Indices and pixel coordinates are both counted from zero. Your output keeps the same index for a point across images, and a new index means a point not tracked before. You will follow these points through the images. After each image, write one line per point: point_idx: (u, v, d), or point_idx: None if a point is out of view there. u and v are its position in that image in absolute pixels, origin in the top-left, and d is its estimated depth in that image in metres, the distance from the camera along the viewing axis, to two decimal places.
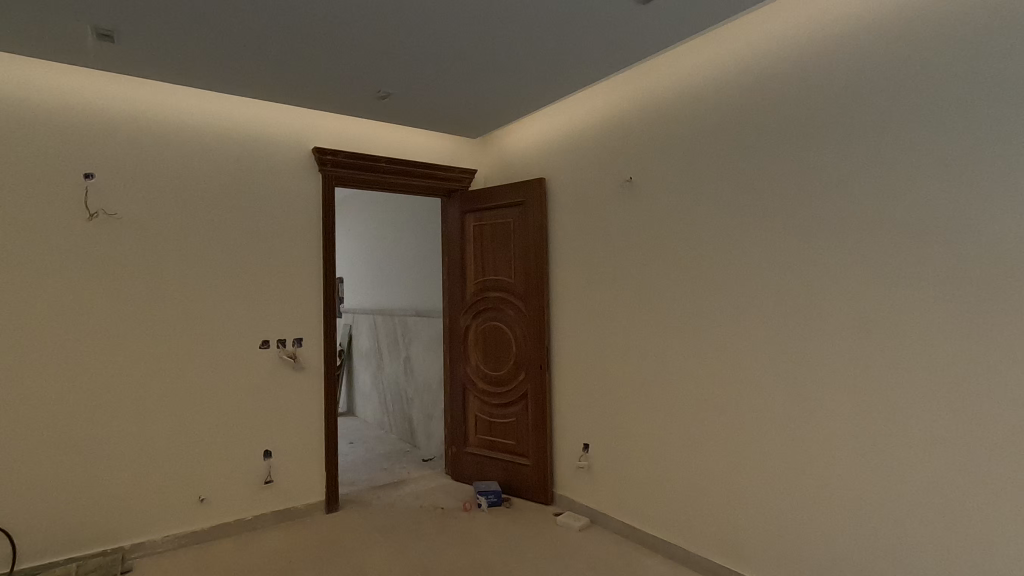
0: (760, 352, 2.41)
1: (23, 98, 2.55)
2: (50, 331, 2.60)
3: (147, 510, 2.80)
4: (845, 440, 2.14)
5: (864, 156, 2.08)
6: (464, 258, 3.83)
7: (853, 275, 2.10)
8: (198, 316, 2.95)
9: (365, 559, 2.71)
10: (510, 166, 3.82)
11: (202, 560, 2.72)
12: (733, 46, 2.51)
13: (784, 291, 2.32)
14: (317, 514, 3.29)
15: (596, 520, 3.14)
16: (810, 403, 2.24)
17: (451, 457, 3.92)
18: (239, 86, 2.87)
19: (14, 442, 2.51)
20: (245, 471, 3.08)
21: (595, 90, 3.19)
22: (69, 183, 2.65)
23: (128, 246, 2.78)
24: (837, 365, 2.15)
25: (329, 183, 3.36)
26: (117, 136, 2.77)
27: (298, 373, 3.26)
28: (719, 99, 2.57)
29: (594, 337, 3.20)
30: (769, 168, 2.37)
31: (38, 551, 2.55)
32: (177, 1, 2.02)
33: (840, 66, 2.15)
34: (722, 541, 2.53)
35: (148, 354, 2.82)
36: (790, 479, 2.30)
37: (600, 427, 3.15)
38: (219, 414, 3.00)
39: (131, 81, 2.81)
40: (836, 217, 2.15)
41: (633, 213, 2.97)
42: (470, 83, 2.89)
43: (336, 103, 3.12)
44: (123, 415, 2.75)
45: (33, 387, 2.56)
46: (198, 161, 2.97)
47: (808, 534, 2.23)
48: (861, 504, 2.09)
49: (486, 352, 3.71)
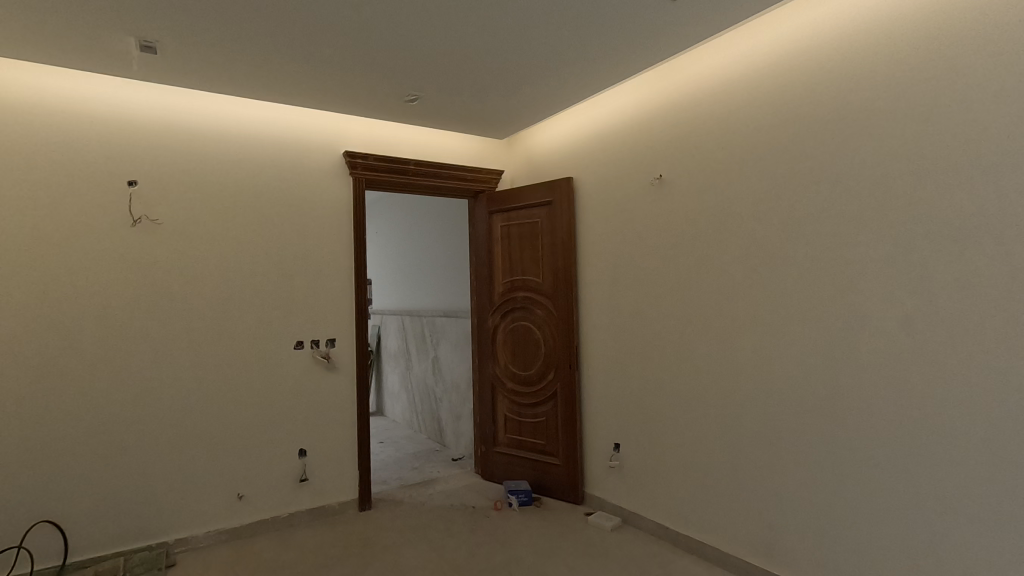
0: (796, 349, 2.34)
1: (70, 109, 2.66)
2: (98, 333, 2.70)
3: (189, 507, 2.88)
4: (885, 441, 2.06)
5: (901, 148, 2.01)
6: (492, 258, 3.85)
7: (891, 270, 2.04)
8: (235, 317, 3.03)
9: (396, 558, 2.72)
10: (538, 166, 3.83)
11: (241, 556, 2.79)
12: (760, 42, 2.48)
13: (821, 288, 2.25)
14: (350, 511, 3.34)
15: (627, 520, 3.12)
16: (850, 402, 2.16)
17: (481, 457, 3.94)
18: (271, 92, 2.94)
19: (65, 440, 2.62)
20: (282, 469, 3.15)
21: (623, 88, 3.16)
22: (114, 191, 2.75)
23: (170, 250, 2.87)
24: (874, 363, 2.09)
25: (358, 186, 3.42)
26: (159, 143, 2.87)
27: (331, 373, 3.31)
28: (751, 94, 2.51)
29: (624, 336, 3.17)
30: (806, 160, 2.30)
31: (89, 546, 2.66)
32: (204, 8, 2.07)
33: (880, 55, 2.07)
34: (758, 542, 2.47)
35: (187, 353, 2.90)
36: (826, 479, 2.24)
37: (631, 426, 3.12)
38: (256, 412, 3.07)
39: (171, 91, 2.90)
40: (877, 209, 2.08)
41: (661, 212, 2.94)
42: (497, 83, 2.90)
43: (365, 105, 3.17)
44: (166, 413, 2.84)
45: (83, 386, 2.66)
46: (234, 166, 3.06)
47: (847, 535, 2.16)
48: (907, 505, 2.00)
49: (514, 351, 3.72)
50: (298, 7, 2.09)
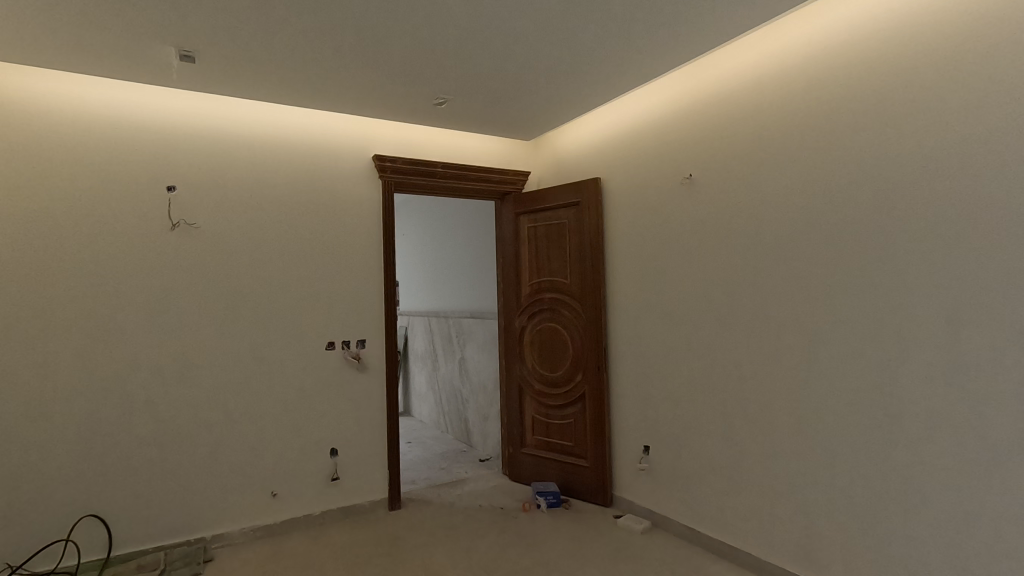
0: (833, 351, 2.26)
1: (113, 117, 2.76)
2: (139, 333, 2.80)
3: (226, 504, 2.96)
4: (927, 447, 1.99)
5: (942, 143, 1.94)
6: (519, 259, 3.85)
7: (931, 269, 1.97)
8: (267, 318, 3.10)
9: (424, 558, 2.74)
10: (566, 168, 3.82)
11: (274, 553, 2.84)
12: (791, 38, 2.42)
13: (860, 287, 2.17)
14: (380, 511, 3.38)
15: (657, 524, 3.08)
16: (892, 407, 2.08)
17: (509, 458, 3.94)
18: (301, 97, 2.99)
19: (109, 437, 2.72)
20: (314, 468, 3.20)
21: (651, 88, 3.13)
22: (155, 196, 2.85)
23: (207, 253, 2.96)
24: (915, 366, 2.01)
25: (388, 190, 3.47)
26: (196, 149, 2.95)
27: (361, 373, 3.36)
28: (783, 91, 2.45)
29: (654, 337, 3.13)
30: (843, 157, 2.22)
31: (131, 541, 2.75)
32: (233, 16, 2.11)
33: (920, 47, 2.00)
34: (794, 548, 2.40)
35: (222, 353, 2.98)
36: (864, 484, 2.17)
37: (660, 428, 3.09)
38: (289, 412, 3.14)
39: (207, 99, 2.98)
40: (921, 205, 1.99)
41: (690, 212, 2.90)
42: (523, 85, 2.90)
43: (392, 109, 3.20)
44: (203, 411, 2.92)
45: (126, 384, 2.76)
46: (268, 172, 3.13)
47: (886, 543, 2.09)
48: (955, 513, 1.91)
49: (542, 352, 3.71)
50: (321, 11, 2.10)
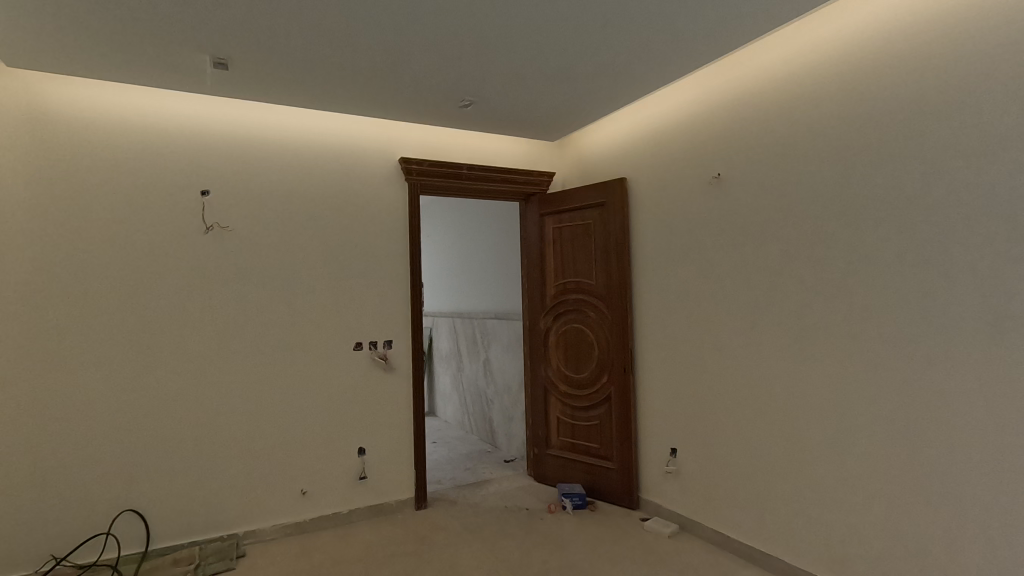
0: (869, 353, 2.18)
1: (151, 124, 2.85)
2: (173, 334, 2.88)
3: (257, 501, 3.02)
4: (969, 453, 1.90)
5: (984, 137, 1.85)
6: (544, 260, 3.84)
7: (971, 268, 1.88)
8: (297, 319, 3.16)
9: (447, 559, 2.74)
10: (591, 167, 3.80)
11: (303, 550, 2.89)
12: (819, 34, 2.36)
13: (896, 286, 2.08)
14: (406, 510, 3.41)
15: (685, 527, 3.03)
16: (931, 410, 1.99)
17: (534, 459, 3.93)
18: (328, 101, 3.05)
19: (147, 434, 2.81)
20: (342, 467, 3.25)
21: (676, 87, 3.10)
22: (190, 201, 2.94)
23: (238, 255, 3.03)
24: (956, 368, 1.92)
25: (413, 192, 3.50)
26: (227, 153, 3.03)
27: (388, 373, 3.39)
28: (812, 88, 2.39)
29: (681, 338, 3.08)
30: (877, 155, 2.15)
31: (168, 535, 2.83)
32: (257, 22, 2.15)
33: (958, 37, 1.92)
34: (828, 556, 2.31)
35: (253, 353, 3.05)
36: (900, 490, 2.09)
37: (688, 431, 3.04)
38: (317, 411, 3.19)
39: (240, 104, 3.06)
40: (962, 199, 1.90)
41: (717, 211, 2.86)
42: (546, 86, 2.90)
43: (417, 111, 3.23)
44: (235, 410, 2.99)
45: (161, 383, 2.84)
46: (296, 175, 3.19)
47: (924, 553, 2.01)
48: (998, 522, 1.83)
49: (567, 353, 3.70)
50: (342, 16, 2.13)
